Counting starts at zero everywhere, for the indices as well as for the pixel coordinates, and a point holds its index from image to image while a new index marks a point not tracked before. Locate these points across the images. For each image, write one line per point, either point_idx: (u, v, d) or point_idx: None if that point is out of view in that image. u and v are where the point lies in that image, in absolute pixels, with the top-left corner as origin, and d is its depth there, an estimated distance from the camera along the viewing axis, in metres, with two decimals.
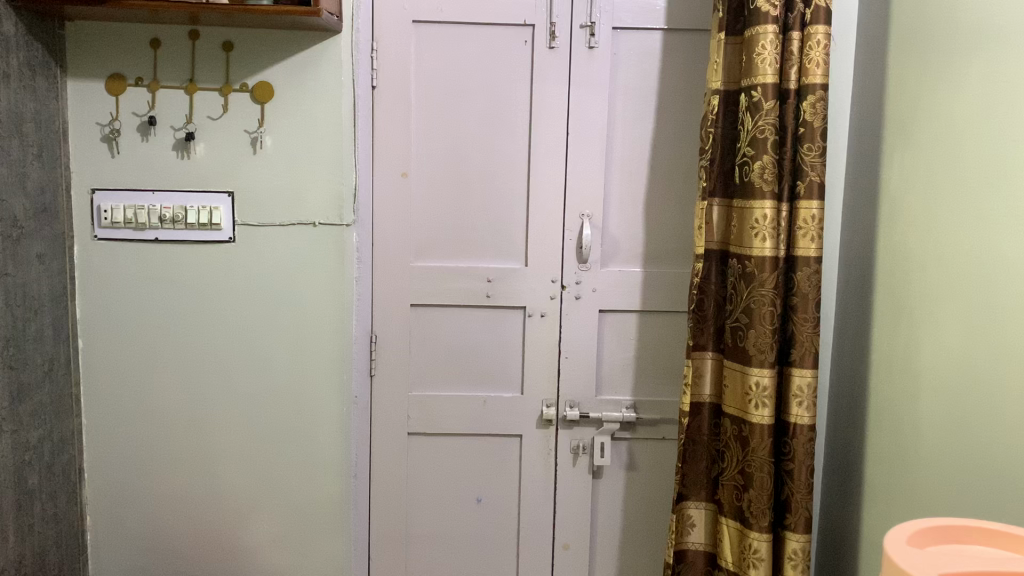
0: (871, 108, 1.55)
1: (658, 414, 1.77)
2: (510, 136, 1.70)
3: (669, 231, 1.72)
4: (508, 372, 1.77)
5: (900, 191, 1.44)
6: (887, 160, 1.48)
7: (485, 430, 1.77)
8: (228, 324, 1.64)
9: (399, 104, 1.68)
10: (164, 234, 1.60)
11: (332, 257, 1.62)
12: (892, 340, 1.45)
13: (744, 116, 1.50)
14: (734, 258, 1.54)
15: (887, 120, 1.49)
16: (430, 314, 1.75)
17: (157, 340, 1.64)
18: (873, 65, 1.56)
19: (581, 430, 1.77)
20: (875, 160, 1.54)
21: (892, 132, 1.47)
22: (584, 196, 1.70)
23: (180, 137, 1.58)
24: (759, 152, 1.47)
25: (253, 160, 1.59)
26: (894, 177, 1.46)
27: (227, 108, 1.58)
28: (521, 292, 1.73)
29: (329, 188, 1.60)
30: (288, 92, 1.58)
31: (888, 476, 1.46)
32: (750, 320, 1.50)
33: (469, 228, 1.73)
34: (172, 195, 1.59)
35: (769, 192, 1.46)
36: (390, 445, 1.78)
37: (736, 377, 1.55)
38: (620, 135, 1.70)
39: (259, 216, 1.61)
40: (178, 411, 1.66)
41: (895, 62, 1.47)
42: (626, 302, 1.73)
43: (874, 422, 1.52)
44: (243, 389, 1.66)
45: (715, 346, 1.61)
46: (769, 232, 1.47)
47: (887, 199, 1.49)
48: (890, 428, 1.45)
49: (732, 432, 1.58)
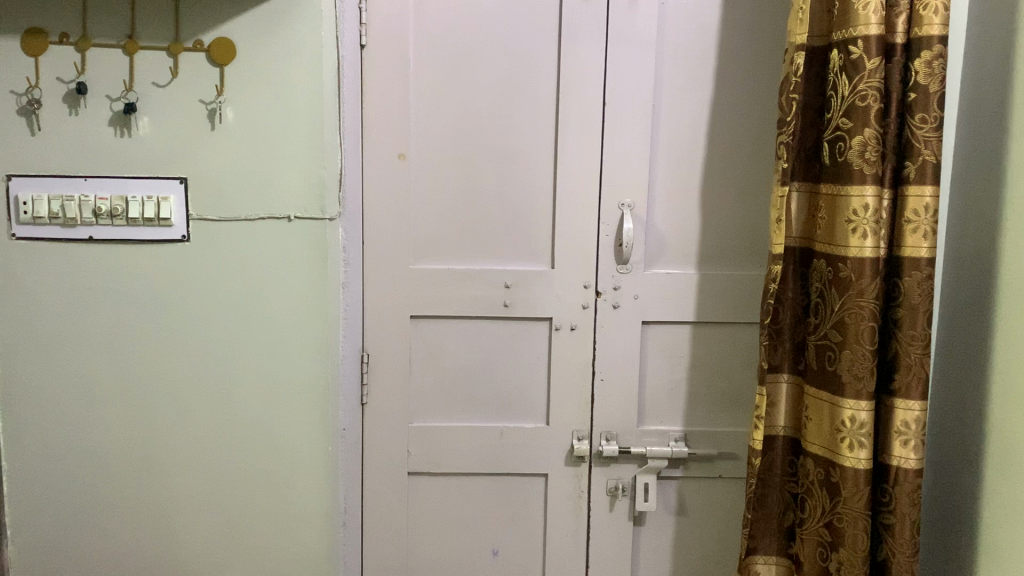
0: (977, 66, 1.23)
1: (714, 448, 1.45)
2: (531, 107, 1.37)
3: (728, 224, 1.40)
4: (529, 397, 1.45)
5: (1017, 173, 1.11)
6: (1002, 135, 1.16)
7: (501, 468, 1.46)
8: (184, 345, 1.31)
9: (398, 67, 1.36)
10: (99, 232, 1.27)
11: (311, 260, 1.31)
12: (1006, 366, 1.13)
13: (837, 80, 1.13)
14: (822, 258, 1.17)
15: (996, 82, 1.17)
16: (434, 328, 1.43)
17: (96, 366, 1.31)
18: (977, 15, 1.23)
19: (620, 468, 1.46)
20: (981, 134, 1.21)
21: (1007, 98, 1.15)
22: (625, 182, 1.38)
23: (118, 108, 1.25)
24: (857, 124, 1.11)
25: (213, 137, 1.27)
26: (1011, 156, 1.13)
27: (177, 72, 1.25)
28: (546, 300, 1.41)
29: (306, 174, 1.28)
30: (253, 51, 1.25)
31: (994, 537, 1.14)
32: (843, 339, 1.14)
33: (481, 221, 1.40)
34: (109, 183, 1.26)
35: (872, 175, 1.10)
36: (387, 486, 1.46)
37: (823, 409, 1.18)
38: (669, 105, 1.37)
39: (221, 209, 1.28)
40: (124, 452, 1.33)
41: (1011, 8, 1.14)
42: (676, 311, 1.41)
43: (977, 466, 1.20)
44: (201, 423, 1.34)
45: (793, 367, 1.24)
46: (871, 227, 1.11)
47: (998, 183, 1.16)
48: (1000, 476, 1.13)
49: (815, 476, 1.20)
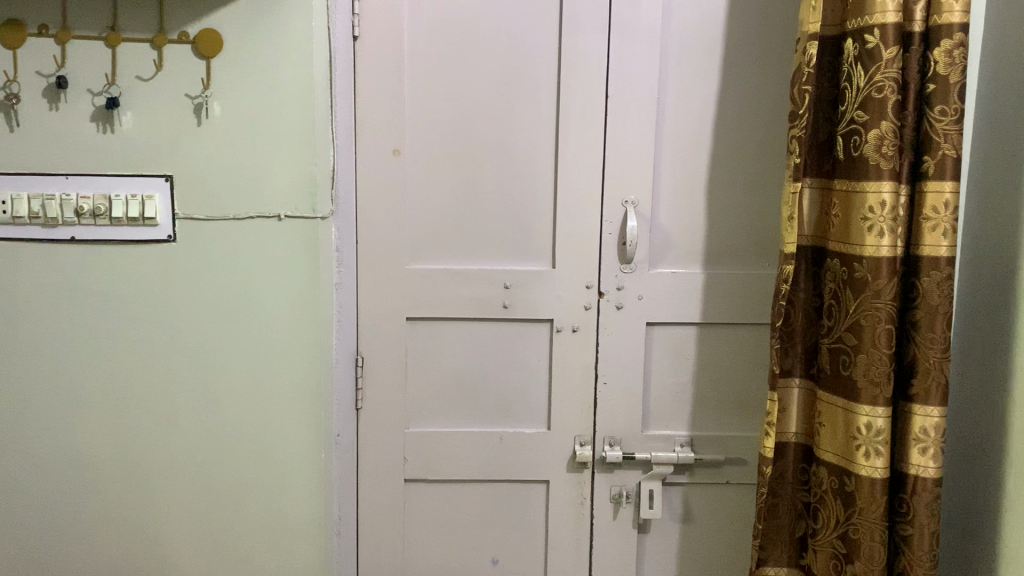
0: (994, 55, 1.17)
1: (721, 453, 1.40)
2: (530, 101, 1.32)
3: (736, 222, 1.35)
4: (530, 401, 1.40)
5: None
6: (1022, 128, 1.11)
7: (501, 474, 1.41)
8: (171, 349, 1.26)
9: (392, 57, 1.30)
10: (82, 232, 1.22)
11: (302, 261, 1.26)
12: None
13: (852, 70, 1.08)
14: (836, 257, 1.12)
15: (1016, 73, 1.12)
16: (430, 330, 1.38)
17: (79, 371, 1.26)
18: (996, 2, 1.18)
19: (624, 475, 1.41)
20: (1000, 127, 1.16)
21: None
22: (628, 178, 1.33)
23: (100, 103, 1.20)
24: (873, 117, 1.05)
25: (200, 133, 1.21)
26: None
27: (161, 65, 1.19)
28: (547, 301, 1.36)
29: (296, 171, 1.23)
30: (240, 43, 1.20)
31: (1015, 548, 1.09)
32: (858, 343, 1.09)
33: (479, 219, 1.35)
34: (91, 181, 1.21)
35: (888, 171, 1.05)
36: (383, 494, 1.41)
37: (837, 415, 1.13)
38: (674, 97, 1.32)
39: (208, 208, 1.23)
40: (109, 461, 1.28)
41: None
42: (681, 312, 1.36)
43: (998, 474, 1.15)
44: (189, 430, 1.29)
45: (805, 371, 1.19)
46: (888, 225, 1.05)
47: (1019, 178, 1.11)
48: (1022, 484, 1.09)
49: (828, 485, 1.15)
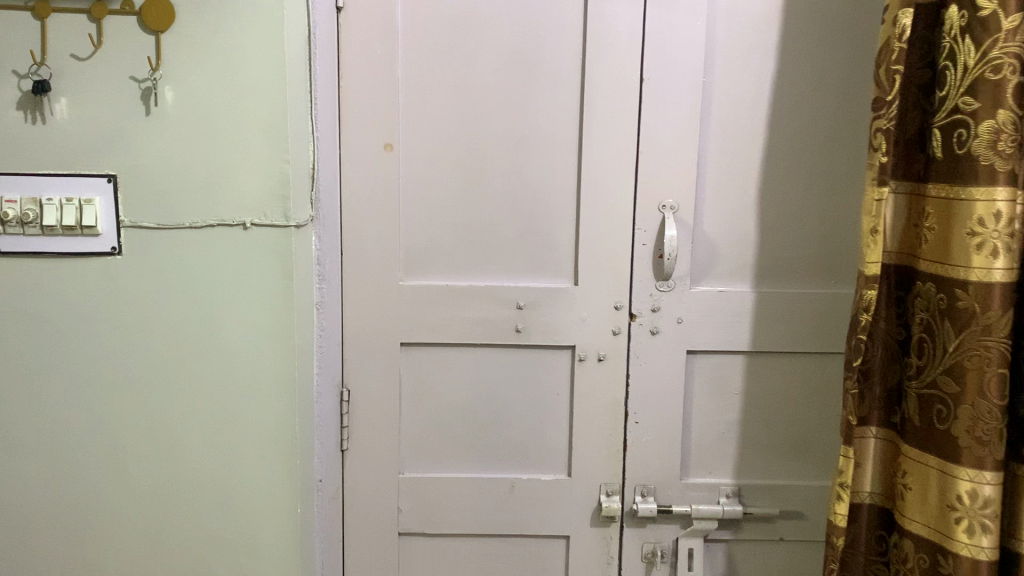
0: None
1: (773, 505, 1.18)
2: (549, 88, 1.10)
3: (794, 232, 1.13)
4: (548, 442, 1.18)
5: None
6: None
7: (513, 528, 1.20)
8: (118, 383, 1.05)
9: (383, 33, 1.09)
10: (8, 244, 1.00)
11: (271, 277, 1.04)
12: None
13: (956, 46, 0.85)
14: (931, 280, 0.90)
15: None
16: (428, 359, 1.16)
17: (10, 411, 1.05)
18: None
19: (658, 529, 1.20)
20: None
21: None
22: (667, 179, 1.10)
23: (27, 87, 0.98)
24: (987, 105, 0.83)
25: (148, 124, 1.00)
26: None
27: (101, 41, 0.98)
28: (568, 325, 1.14)
29: (265, 169, 1.02)
30: (196, 15, 0.98)
31: None
32: (959, 390, 0.87)
33: (487, 227, 1.13)
34: (17, 181, 0.99)
35: (1005, 172, 0.82)
36: (372, 549, 1.20)
37: (929, 478, 0.91)
38: (724, 80, 1.09)
39: (159, 215, 1.02)
40: (46, 516, 1.07)
41: None
42: (727, 338, 1.14)
43: None
44: (140, 480, 1.08)
45: (885, 419, 0.98)
46: (1002, 241, 0.83)
47: None
48: None
49: (915, 563, 0.94)
